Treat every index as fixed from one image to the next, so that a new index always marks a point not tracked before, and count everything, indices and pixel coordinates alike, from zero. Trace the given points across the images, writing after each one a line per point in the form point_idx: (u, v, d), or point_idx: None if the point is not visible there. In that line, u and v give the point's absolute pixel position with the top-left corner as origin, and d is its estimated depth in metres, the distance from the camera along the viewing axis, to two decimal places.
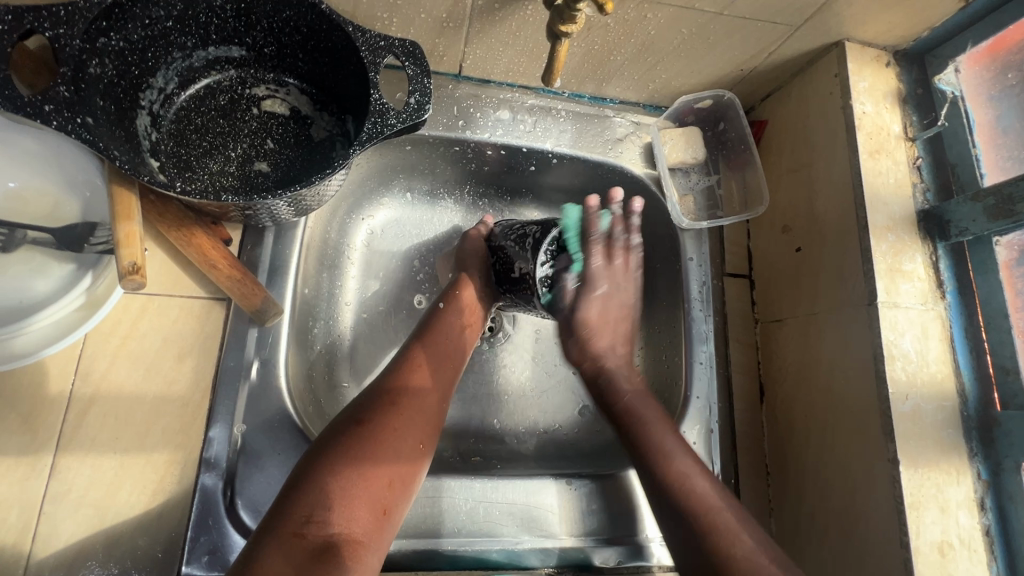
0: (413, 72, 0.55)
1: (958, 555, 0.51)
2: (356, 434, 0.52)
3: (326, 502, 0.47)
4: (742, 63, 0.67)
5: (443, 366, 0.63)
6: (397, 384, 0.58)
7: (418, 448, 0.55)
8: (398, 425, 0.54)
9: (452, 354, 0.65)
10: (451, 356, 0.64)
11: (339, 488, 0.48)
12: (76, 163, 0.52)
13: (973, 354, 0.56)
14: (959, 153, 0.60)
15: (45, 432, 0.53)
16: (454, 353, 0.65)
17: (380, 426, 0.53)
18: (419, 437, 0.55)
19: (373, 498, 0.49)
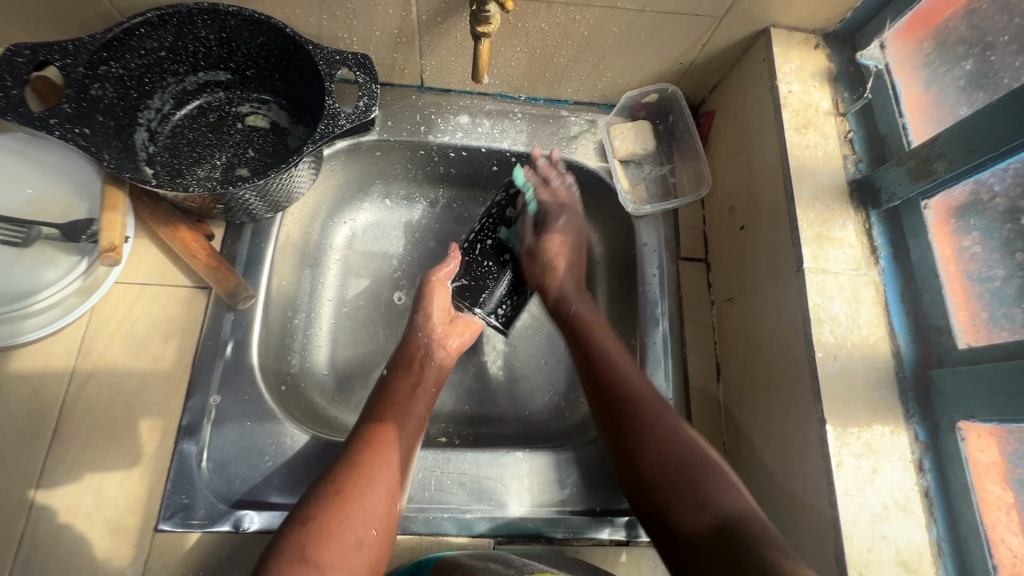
0: (363, 80, 0.63)
1: (894, 516, 0.50)
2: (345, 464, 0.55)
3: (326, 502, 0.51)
4: (678, 56, 0.72)
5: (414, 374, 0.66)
6: (379, 397, 0.63)
7: (402, 461, 0.58)
8: (382, 442, 0.57)
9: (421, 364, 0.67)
10: (419, 364, 0.67)
11: (347, 516, 0.51)
12: (85, 175, 0.63)
13: (908, 316, 0.56)
14: (888, 123, 0.61)
15: (49, 401, 0.61)
16: (421, 371, 0.67)
17: (366, 433, 0.58)
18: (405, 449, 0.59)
19: (373, 493, 0.53)
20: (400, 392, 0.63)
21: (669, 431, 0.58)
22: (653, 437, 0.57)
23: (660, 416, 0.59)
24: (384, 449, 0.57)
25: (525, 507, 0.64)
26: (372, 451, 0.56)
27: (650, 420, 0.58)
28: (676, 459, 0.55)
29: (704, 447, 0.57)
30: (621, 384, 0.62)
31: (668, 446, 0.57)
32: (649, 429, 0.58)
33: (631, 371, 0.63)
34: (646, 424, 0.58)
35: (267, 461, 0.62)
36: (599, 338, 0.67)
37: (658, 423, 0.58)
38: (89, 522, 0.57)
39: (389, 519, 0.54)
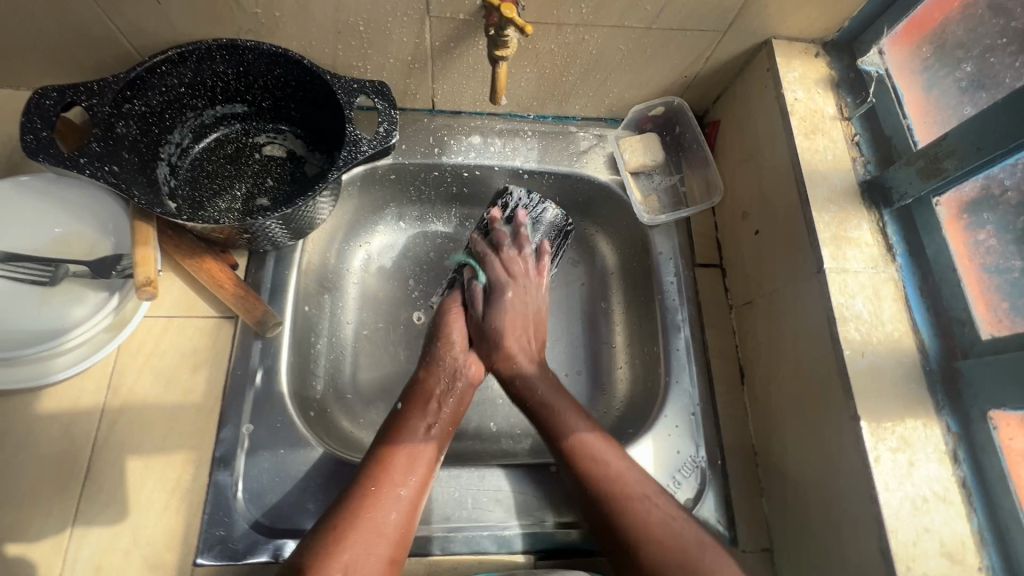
0: (382, 106, 0.64)
1: (933, 508, 0.51)
2: (346, 507, 0.54)
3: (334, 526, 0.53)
4: (683, 70, 0.74)
5: (433, 393, 0.66)
6: (398, 417, 0.63)
7: (416, 485, 0.58)
8: (386, 486, 0.57)
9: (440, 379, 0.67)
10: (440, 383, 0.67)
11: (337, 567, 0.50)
12: (106, 211, 0.63)
13: (930, 311, 0.57)
14: (893, 125, 0.63)
15: (81, 440, 0.61)
16: (442, 388, 0.67)
17: (379, 456, 0.59)
18: (410, 494, 0.57)
19: (379, 519, 0.54)
20: (413, 431, 0.62)
21: (657, 502, 0.57)
22: (632, 524, 0.56)
23: (618, 479, 0.58)
24: (383, 496, 0.56)
25: (562, 522, 0.64)
26: (373, 497, 0.55)
27: (625, 499, 0.57)
28: (653, 537, 0.54)
29: (679, 520, 0.56)
30: (561, 436, 0.62)
31: (648, 517, 0.56)
32: (587, 477, 0.59)
33: (585, 436, 0.62)
34: (624, 503, 0.57)
35: (303, 488, 0.61)
36: (537, 392, 0.67)
37: (634, 501, 0.57)
38: (126, 560, 0.57)
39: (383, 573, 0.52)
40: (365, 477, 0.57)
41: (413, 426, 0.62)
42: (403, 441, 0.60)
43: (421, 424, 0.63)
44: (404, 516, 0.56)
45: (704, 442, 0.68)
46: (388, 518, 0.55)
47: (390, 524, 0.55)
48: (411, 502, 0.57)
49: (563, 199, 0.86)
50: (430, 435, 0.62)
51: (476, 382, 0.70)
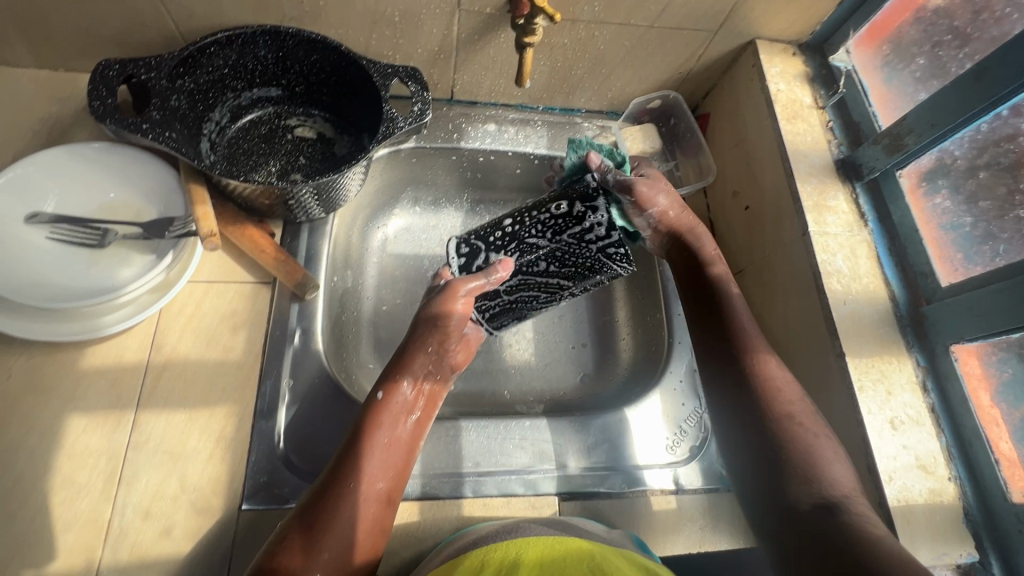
0: (415, 89, 0.71)
1: (910, 429, 0.59)
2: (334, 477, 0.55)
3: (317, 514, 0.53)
4: (679, 66, 0.83)
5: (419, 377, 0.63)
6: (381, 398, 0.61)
7: (400, 464, 0.59)
8: (364, 475, 0.56)
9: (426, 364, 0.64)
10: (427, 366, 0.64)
11: (337, 531, 0.52)
12: (156, 179, 0.67)
13: (898, 267, 0.67)
14: (860, 113, 0.73)
15: (128, 394, 0.63)
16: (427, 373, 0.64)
17: (363, 440, 0.58)
18: (398, 458, 0.59)
19: (366, 502, 0.55)
20: (393, 404, 0.60)
21: (808, 427, 0.57)
22: (811, 447, 0.56)
23: (770, 397, 0.60)
24: (367, 467, 0.56)
25: (583, 467, 0.69)
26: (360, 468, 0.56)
27: (791, 418, 0.58)
28: (796, 449, 0.56)
29: (824, 443, 0.56)
30: (763, 366, 0.62)
31: (790, 432, 0.57)
32: (765, 398, 0.60)
33: (770, 362, 0.62)
34: (800, 431, 0.57)
35: (341, 438, 0.65)
36: (736, 313, 0.66)
37: (783, 413, 0.59)
38: (174, 506, 0.59)
39: (384, 520, 0.56)
40: (349, 452, 0.57)
41: (392, 402, 0.60)
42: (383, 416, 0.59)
43: (399, 397, 0.61)
44: (389, 486, 0.57)
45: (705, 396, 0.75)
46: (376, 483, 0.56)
47: (385, 483, 0.57)
48: (399, 464, 0.59)
49: None
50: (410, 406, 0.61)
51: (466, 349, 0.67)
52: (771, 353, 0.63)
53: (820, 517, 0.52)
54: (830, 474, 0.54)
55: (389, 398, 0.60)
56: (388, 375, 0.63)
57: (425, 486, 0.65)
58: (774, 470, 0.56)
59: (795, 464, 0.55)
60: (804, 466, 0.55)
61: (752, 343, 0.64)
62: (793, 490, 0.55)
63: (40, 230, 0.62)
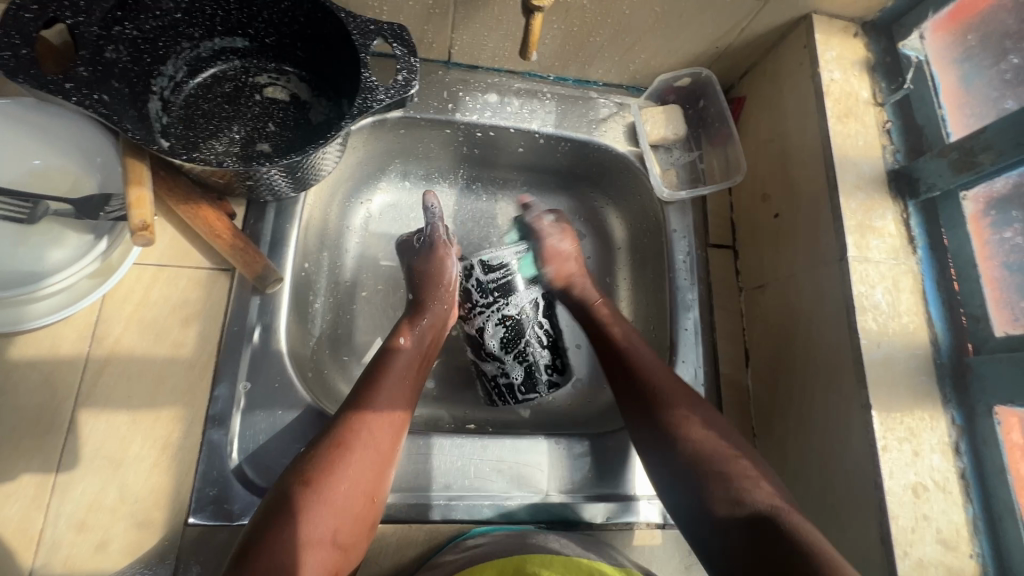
0: (400, 53, 0.59)
1: (932, 497, 0.52)
2: (286, 497, 0.47)
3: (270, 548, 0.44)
4: (716, 40, 0.71)
5: (390, 383, 0.58)
6: (345, 412, 0.54)
7: (368, 485, 0.51)
8: (324, 498, 0.48)
9: (398, 366, 0.60)
10: (400, 369, 0.60)
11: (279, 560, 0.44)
12: (94, 146, 0.57)
13: (945, 305, 0.58)
14: (926, 115, 0.62)
15: (64, 390, 0.57)
16: (405, 379, 0.59)
17: (323, 458, 0.50)
18: (358, 492, 0.50)
19: (325, 537, 0.47)
20: (363, 425, 0.53)
21: (715, 443, 0.54)
22: (715, 462, 0.53)
23: (690, 420, 0.56)
24: (322, 491, 0.48)
25: (566, 494, 0.64)
26: (314, 493, 0.48)
27: (716, 454, 0.53)
28: (710, 465, 0.52)
29: (743, 461, 0.53)
30: (669, 407, 0.57)
31: (705, 451, 0.54)
32: (684, 436, 0.55)
33: (676, 404, 0.57)
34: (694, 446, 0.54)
35: (301, 451, 0.59)
36: (646, 375, 0.61)
37: (695, 437, 0.55)
38: (112, 518, 0.54)
39: (340, 556, 0.48)
40: (309, 469, 0.49)
41: (360, 423, 0.53)
42: (338, 441, 0.52)
43: (370, 419, 0.54)
44: (353, 515, 0.49)
45: None
46: (330, 517, 0.48)
47: (342, 519, 0.49)
48: (361, 499, 0.50)
49: (575, 168, 0.83)
50: (382, 430, 0.54)
51: (419, 362, 0.62)
52: (697, 406, 0.58)
53: (753, 530, 0.47)
54: (735, 482, 0.51)
55: (350, 422, 0.53)
56: (351, 402, 0.55)
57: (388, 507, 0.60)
58: (699, 494, 0.51)
59: (721, 479, 0.51)
60: (724, 483, 0.51)
61: (671, 398, 0.58)
62: (722, 510, 0.50)
63: None
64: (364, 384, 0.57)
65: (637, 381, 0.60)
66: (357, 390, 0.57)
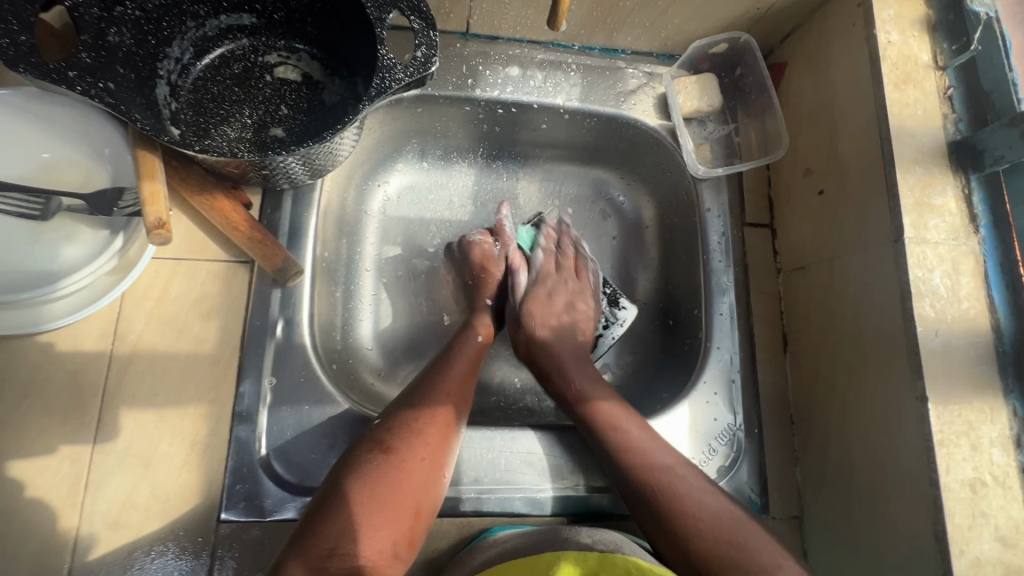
0: (418, 26, 0.54)
1: (991, 493, 0.49)
2: (363, 462, 0.49)
3: (350, 533, 0.44)
4: (757, 1, 0.65)
5: (459, 380, 0.58)
6: (420, 400, 0.55)
7: (436, 474, 0.51)
8: (398, 485, 0.48)
9: (469, 365, 0.61)
10: (471, 365, 0.61)
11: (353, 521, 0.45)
12: (103, 136, 0.55)
13: (1010, 289, 0.53)
14: (994, 80, 0.57)
15: (90, 389, 0.56)
16: (472, 373, 0.60)
17: (402, 446, 0.50)
18: (427, 468, 0.51)
19: (398, 526, 0.47)
20: (433, 405, 0.54)
21: (703, 503, 0.53)
22: (706, 540, 0.50)
23: (677, 484, 0.54)
24: (401, 461, 0.49)
25: (598, 485, 0.63)
26: (394, 462, 0.49)
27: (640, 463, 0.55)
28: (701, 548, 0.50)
29: (733, 516, 0.52)
30: (671, 503, 0.53)
31: (705, 531, 0.51)
32: (679, 505, 0.52)
33: (675, 472, 0.55)
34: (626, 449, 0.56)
35: (329, 447, 0.58)
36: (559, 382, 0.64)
37: (688, 515, 0.52)
38: (146, 515, 0.54)
39: (412, 529, 0.48)
40: (387, 437, 0.51)
41: (430, 403, 0.54)
42: (413, 429, 0.52)
43: (439, 400, 0.55)
44: (424, 506, 0.49)
45: (744, 413, 0.65)
46: (402, 487, 0.48)
47: (413, 491, 0.49)
48: (429, 477, 0.51)
49: (602, 144, 0.78)
50: (447, 422, 0.54)
51: (481, 358, 0.63)
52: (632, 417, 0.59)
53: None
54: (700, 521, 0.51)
55: (421, 411, 0.53)
56: (418, 391, 0.56)
57: None
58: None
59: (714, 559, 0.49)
60: (730, 564, 0.49)
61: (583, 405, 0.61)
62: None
63: None
64: (438, 375, 0.58)
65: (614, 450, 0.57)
66: (428, 373, 0.59)
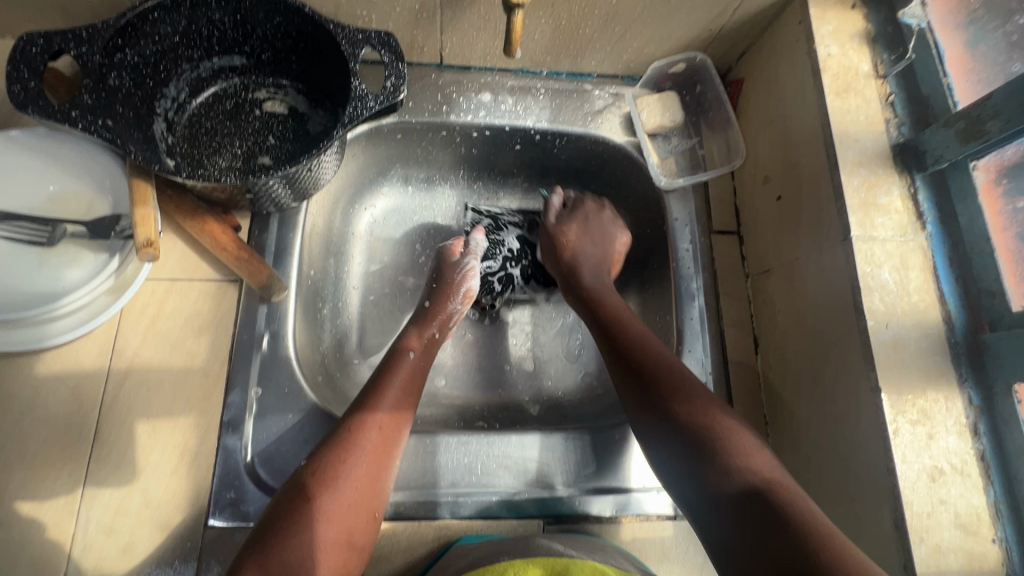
0: (388, 59, 0.60)
1: (949, 481, 0.50)
2: (307, 481, 0.50)
3: (296, 559, 0.46)
4: (709, 23, 0.69)
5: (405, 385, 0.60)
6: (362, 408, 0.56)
7: (378, 486, 0.53)
8: (342, 504, 0.50)
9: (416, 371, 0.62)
10: (418, 368, 0.62)
11: (298, 537, 0.47)
12: (105, 169, 0.60)
13: (959, 282, 0.55)
14: (931, 86, 0.59)
15: (89, 402, 0.60)
16: (416, 375, 0.62)
17: (346, 462, 0.52)
18: (370, 483, 0.53)
19: (341, 545, 0.49)
20: (373, 414, 0.55)
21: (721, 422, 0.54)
22: (682, 399, 0.56)
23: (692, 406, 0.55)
24: (346, 478, 0.51)
25: (575, 487, 0.64)
26: (337, 479, 0.51)
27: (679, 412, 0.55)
28: (740, 475, 0.49)
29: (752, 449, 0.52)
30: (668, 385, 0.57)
31: (704, 416, 0.55)
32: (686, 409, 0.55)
33: (677, 388, 0.57)
34: (676, 395, 0.56)
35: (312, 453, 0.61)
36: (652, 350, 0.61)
37: (722, 449, 0.52)
38: (138, 521, 0.57)
39: (356, 545, 0.51)
40: (324, 455, 0.52)
41: (372, 412, 0.56)
42: (356, 442, 0.53)
43: (382, 409, 0.56)
44: (367, 520, 0.52)
45: None
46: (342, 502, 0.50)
47: (357, 508, 0.51)
48: (375, 486, 0.53)
49: (575, 162, 0.82)
50: (392, 431, 0.56)
51: (423, 370, 0.63)
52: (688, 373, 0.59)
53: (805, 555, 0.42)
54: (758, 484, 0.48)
55: (364, 423, 0.55)
56: (361, 402, 0.57)
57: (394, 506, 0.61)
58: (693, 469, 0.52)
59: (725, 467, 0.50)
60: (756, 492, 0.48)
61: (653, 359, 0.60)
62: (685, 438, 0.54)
63: None
64: (381, 382, 0.59)
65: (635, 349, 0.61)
66: (373, 379, 0.60)
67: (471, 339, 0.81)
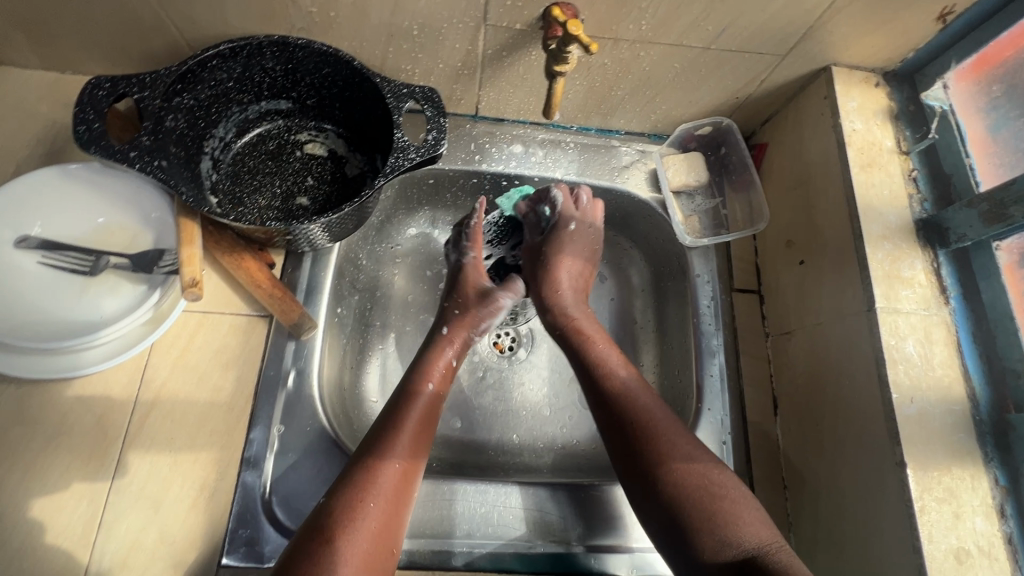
0: (431, 113, 0.63)
1: (977, 563, 0.49)
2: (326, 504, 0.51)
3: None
4: (737, 91, 0.72)
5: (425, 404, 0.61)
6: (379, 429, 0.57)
7: (394, 506, 0.53)
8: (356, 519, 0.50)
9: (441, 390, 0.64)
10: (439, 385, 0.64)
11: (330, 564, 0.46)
12: (151, 204, 0.63)
13: (983, 358, 0.56)
14: (954, 164, 0.62)
15: (114, 432, 0.61)
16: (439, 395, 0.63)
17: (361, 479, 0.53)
18: (386, 501, 0.52)
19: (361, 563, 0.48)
20: (392, 436, 0.56)
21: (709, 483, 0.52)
22: (657, 435, 0.55)
23: (644, 410, 0.57)
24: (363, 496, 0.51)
25: (589, 544, 0.63)
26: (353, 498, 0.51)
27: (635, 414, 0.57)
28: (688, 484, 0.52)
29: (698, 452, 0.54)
30: (659, 436, 0.55)
31: (656, 428, 0.56)
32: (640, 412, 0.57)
33: (626, 390, 0.59)
34: (627, 401, 0.58)
35: None
36: (598, 355, 0.64)
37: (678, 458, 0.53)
38: (152, 557, 0.57)
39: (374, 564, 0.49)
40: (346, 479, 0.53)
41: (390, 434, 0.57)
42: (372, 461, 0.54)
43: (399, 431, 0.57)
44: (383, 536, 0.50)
45: None
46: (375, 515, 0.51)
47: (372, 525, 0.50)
48: (391, 506, 0.52)
49: None
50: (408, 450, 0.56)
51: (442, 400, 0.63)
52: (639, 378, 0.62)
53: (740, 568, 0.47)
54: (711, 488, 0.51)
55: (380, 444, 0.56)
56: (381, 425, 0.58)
57: (408, 554, 0.61)
58: (678, 537, 0.50)
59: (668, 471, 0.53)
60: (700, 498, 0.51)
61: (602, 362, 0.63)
62: (670, 504, 0.51)
63: (30, 255, 0.60)
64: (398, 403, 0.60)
65: (608, 390, 0.60)
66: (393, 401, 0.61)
67: (489, 382, 0.81)
